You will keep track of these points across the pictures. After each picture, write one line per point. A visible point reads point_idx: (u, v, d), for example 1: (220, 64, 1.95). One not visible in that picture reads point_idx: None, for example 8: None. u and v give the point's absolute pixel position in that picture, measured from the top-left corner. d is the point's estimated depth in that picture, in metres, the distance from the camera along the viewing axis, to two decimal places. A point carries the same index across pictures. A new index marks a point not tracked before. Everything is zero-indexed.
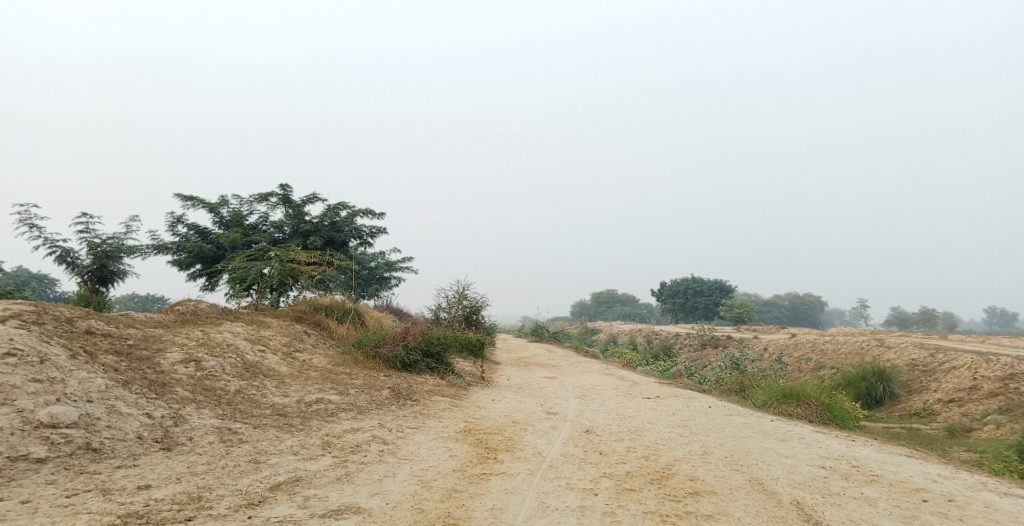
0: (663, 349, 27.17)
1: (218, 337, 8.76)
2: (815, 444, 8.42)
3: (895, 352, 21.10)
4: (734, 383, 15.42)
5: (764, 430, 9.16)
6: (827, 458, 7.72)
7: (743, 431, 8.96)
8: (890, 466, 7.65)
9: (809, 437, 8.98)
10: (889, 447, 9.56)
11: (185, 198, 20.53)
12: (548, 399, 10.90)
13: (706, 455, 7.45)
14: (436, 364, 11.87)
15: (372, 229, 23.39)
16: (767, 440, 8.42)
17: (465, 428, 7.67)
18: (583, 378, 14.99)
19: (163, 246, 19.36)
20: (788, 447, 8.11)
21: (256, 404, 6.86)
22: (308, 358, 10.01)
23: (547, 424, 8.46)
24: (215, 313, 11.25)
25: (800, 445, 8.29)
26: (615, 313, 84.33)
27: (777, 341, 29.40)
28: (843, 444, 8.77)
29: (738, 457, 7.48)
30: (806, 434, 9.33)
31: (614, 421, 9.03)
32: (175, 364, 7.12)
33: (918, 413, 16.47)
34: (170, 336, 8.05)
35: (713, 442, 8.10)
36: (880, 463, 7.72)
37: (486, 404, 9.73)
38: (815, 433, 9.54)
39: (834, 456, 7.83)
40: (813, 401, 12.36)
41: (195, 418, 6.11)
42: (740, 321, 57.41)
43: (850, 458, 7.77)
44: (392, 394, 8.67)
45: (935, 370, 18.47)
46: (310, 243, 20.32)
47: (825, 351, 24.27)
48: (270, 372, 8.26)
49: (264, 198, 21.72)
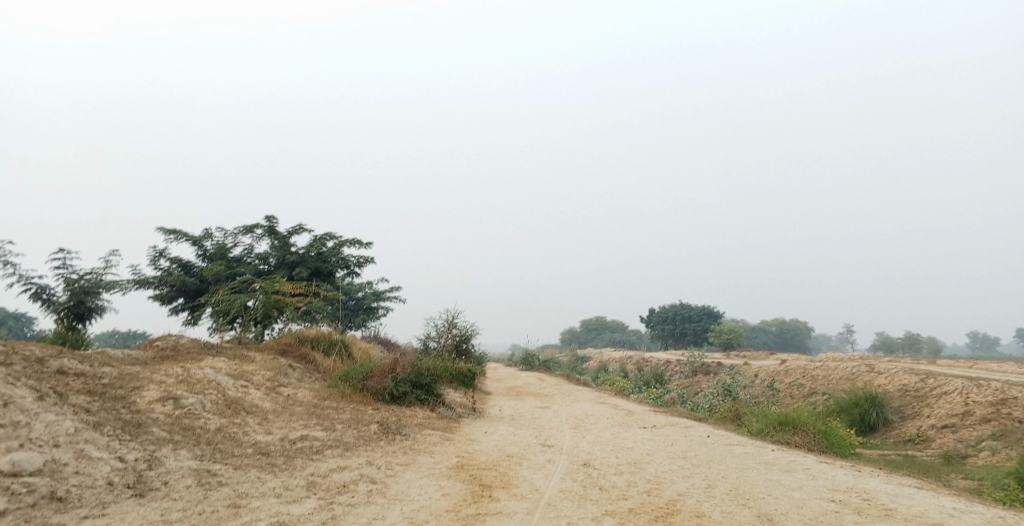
0: (654, 376, 26.91)
1: (199, 373, 8.42)
2: (821, 475, 8.17)
3: (885, 377, 21.00)
4: (728, 411, 15.18)
5: (767, 461, 8.91)
6: (835, 490, 7.47)
7: (745, 462, 8.70)
8: (899, 498, 7.42)
9: (813, 467, 8.74)
10: (890, 476, 9.35)
11: (168, 231, 20.19)
12: (541, 431, 10.60)
13: (710, 489, 7.18)
14: (425, 396, 11.55)
15: (359, 259, 23.12)
16: (769, 471, 8.18)
17: (458, 464, 7.35)
18: (576, 408, 14.69)
19: (144, 280, 18.95)
20: (793, 479, 7.86)
21: (238, 444, 6.53)
22: (293, 393, 9.67)
23: (542, 457, 8.16)
24: (197, 348, 10.89)
25: (804, 476, 8.05)
26: (604, 341, 84.01)
27: (768, 368, 29.24)
28: (847, 474, 8.54)
29: (743, 490, 7.22)
30: (808, 463, 9.09)
31: (612, 453, 8.74)
32: (152, 402, 6.78)
33: (913, 439, 16.28)
34: (148, 373, 7.71)
35: (715, 474, 7.84)
36: (890, 495, 7.49)
37: (478, 437, 9.41)
38: (817, 463, 9.30)
39: (841, 488, 7.59)
40: (810, 429, 12.14)
41: (172, 461, 5.78)
42: (729, 347, 57.34)
43: (858, 490, 7.53)
44: (381, 428, 8.35)
45: (926, 395, 18.35)
46: (296, 274, 19.99)
47: (816, 377, 24.13)
48: (253, 408, 7.92)
49: (249, 229, 21.43)
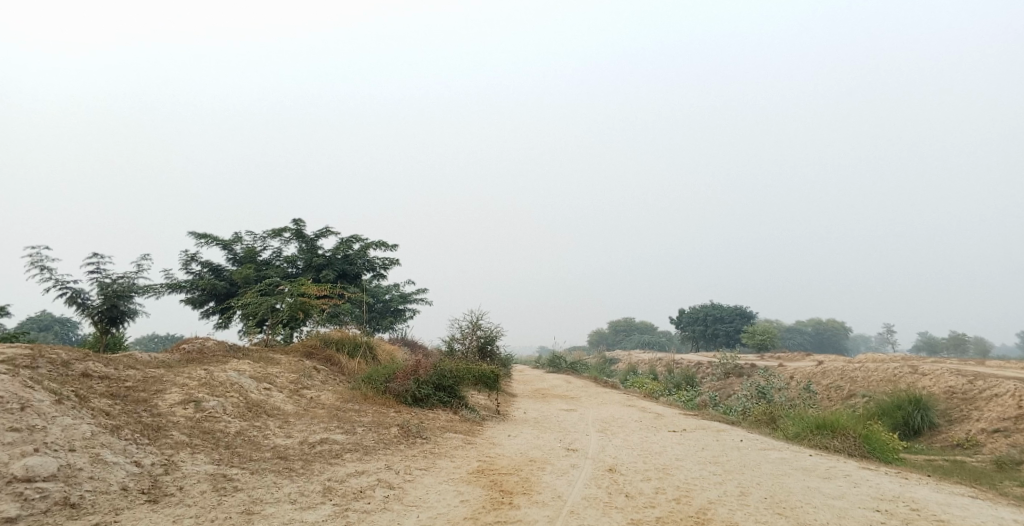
0: (685, 378, 26.42)
1: (221, 375, 8.42)
2: (864, 484, 7.79)
3: (930, 379, 20.20)
4: (762, 414, 14.74)
5: (805, 467, 8.54)
6: (879, 500, 7.10)
7: (780, 468, 8.36)
8: (950, 509, 7.01)
9: (854, 474, 8.35)
10: (938, 484, 8.90)
11: (198, 235, 20.50)
12: (567, 434, 10.39)
13: (743, 497, 6.88)
14: (449, 398, 11.44)
15: (386, 261, 23.17)
16: (808, 478, 7.83)
17: (479, 469, 7.19)
18: (604, 411, 14.41)
19: (176, 284, 19.25)
20: (833, 486, 7.51)
21: (257, 447, 6.47)
22: (315, 395, 9.63)
23: (567, 462, 7.94)
24: (222, 350, 10.93)
25: (846, 485, 7.68)
26: (634, 342, 83.16)
27: (804, 369, 28.47)
28: (891, 482, 8.13)
29: (778, 499, 6.90)
30: (849, 470, 8.70)
31: (640, 458, 8.48)
32: (174, 405, 6.78)
33: (962, 444, 15.63)
34: (171, 375, 7.73)
35: (749, 481, 7.53)
36: (941, 506, 7.08)
37: (502, 441, 9.24)
38: (861, 470, 8.89)
39: (886, 498, 7.21)
40: (851, 433, 11.69)
41: (189, 465, 5.74)
42: (763, 348, 56.16)
43: (904, 500, 7.14)
44: (402, 432, 8.23)
45: (975, 398, 17.59)
46: (324, 276, 20.11)
47: (855, 379, 23.37)
48: (274, 411, 7.88)
49: (278, 233, 21.64)
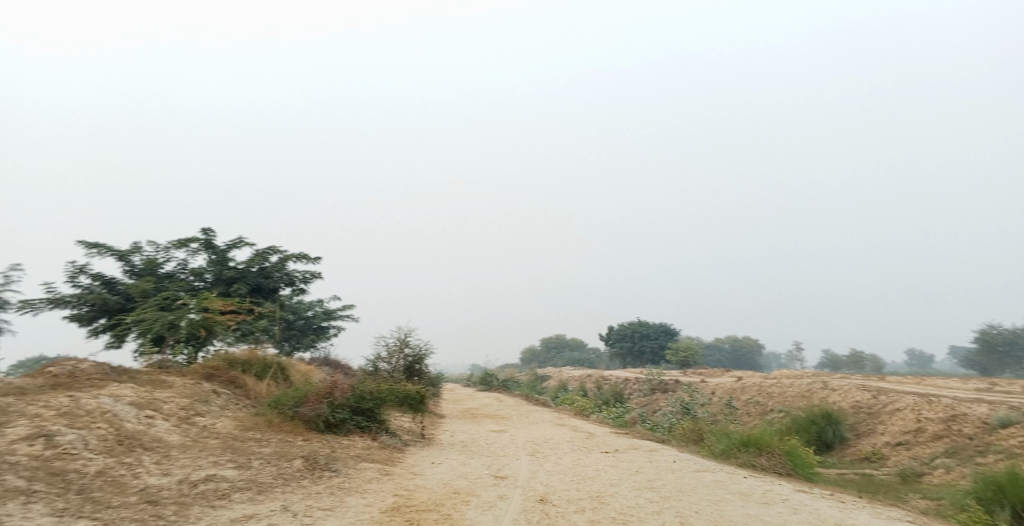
0: (614, 395, 26.23)
1: (90, 402, 7.22)
2: (806, 509, 7.43)
3: (839, 394, 20.74)
4: (688, 431, 14.50)
5: (742, 491, 8.13)
6: None
7: (718, 492, 7.91)
8: None
9: (792, 498, 7.99)
10: (872, 507, 8.69)
11: (89, 244, 18.59)
12: (495, 459, 9.65)
13: None
14: (367, 423, 10.48)
15: (306, 275, 21.78)
16: (748, 504, 7.42)
17: (393, 505, 6.33)
18: (533, 432, 13.78)
19: (61, 299, 17.34)
20: (774, 513, 7.10)
21: (120, 491, 5.40)
22: (210, 423, 8.49)
23: (493, 494, 7.19)
24: (100, 373, 9.59)
25: (786, 510, 7.30)
26: (563, 359, 83.51)
27: (725, 385, 28.84)
28: (831, 507, 7.82)
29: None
30: (783, 493, 8.38)
31: (572, 485, 7.84)
32: (16, 443, 5.65)
33: (868, 457, 15.93)
34: (22, 406, 6.52)
35: (687, 509, 7.03)
36: None
37: (422, 470, 8.38)
38: (796, 493, 8.58)
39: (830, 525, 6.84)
40: (776, 450, 11.50)
41: (19, 518, 4.61)
42: (686, 364, 57.39)
43: None
44: (307, 464, 7.25)
45: (880, 412, 18.06)
46: (234, 291, 18.57)
47: (772, 394, 23.82)
48: (153, 443, 6.75)
49: (183, 243, 19.95)
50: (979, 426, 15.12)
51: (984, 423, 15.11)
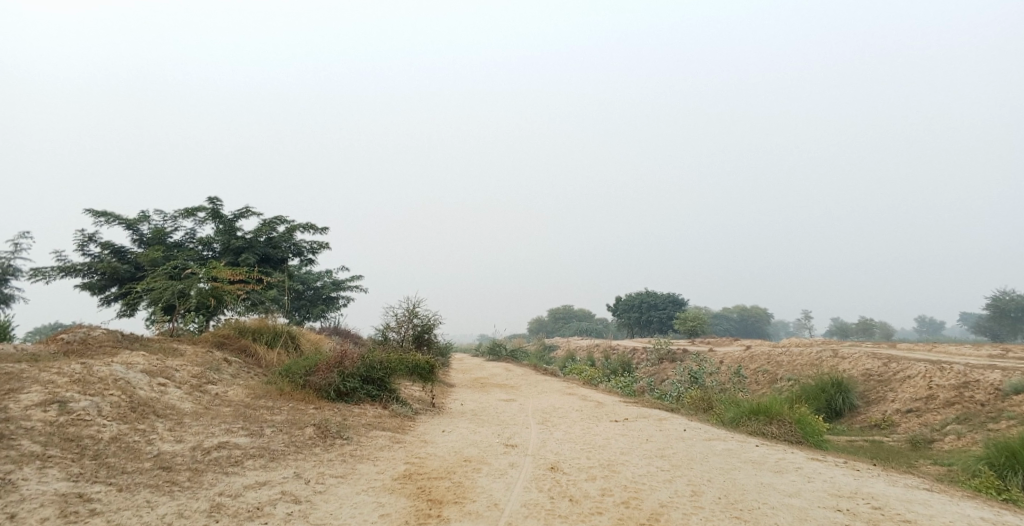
0: (622, 364, 26.32)
1: (103, 370, 7.26)
2: (819, 478, 7.42)
3: (849, 362, 20.69)
4: (697, 399, 14.51)
5: (755, 460, 8.13)
6: (838, 496, 6.73)
7: (729, 461, 7.92)
8: (909, 506, 6.70)
9: (805, 467, 7.99)
10: (885, 475, 8.68)
11: (97, 214, 18.61)
12: (505, 428, 9.69)
13: (696, 497, 6.36)
14: (377, 392, 10.53)
15: (314, 244, 21.76)
16: (760, 473, 7.42)
17: (404, 473, 6.36)
18: (543, 400, 13.83)
19: (71, 268, 17.42)
20: (786, 482, 7.10)
21: (134, 457, 5.44)
22: (222, 391, 8.55)
23: (504, 462, 7.21)
24: (112, 342, 9.65)
25: (799, 479, 7.30)
26: (571, 329, 83.85)
27: (733, 354, 28.87)
28: (845, 475, 7.81)
29: (734, 499, 6.40)
30: (795, 461, 8.38)
31: (583, 453, 7.85)
32: (30, 409, 5.72)
33: (878, 424, 15.93)
34: (35, 374, 6.57)
35: (699, 477, 7.04)
36: (902, 503, 6.76)
37: (433, 438, 8.42)
38: (808, 461, 8.57)
39: (846, 495, 6.82)
40: (786, 418, 11.49)
41: (34, 484, 4.64)
42: (694, 334, 57.47)
43: (864, 496, 6.79)
44: (319, 432, 7.28)
45: (890, 379, 18.02)
46: (242, 260, 18.59)
47: (781, 362, 23.81)
48: (166, 410, 6.79)
49: (191, 213, 19.94)
50: (992, 392, 15.06)
51: (997, 390, 15.04)
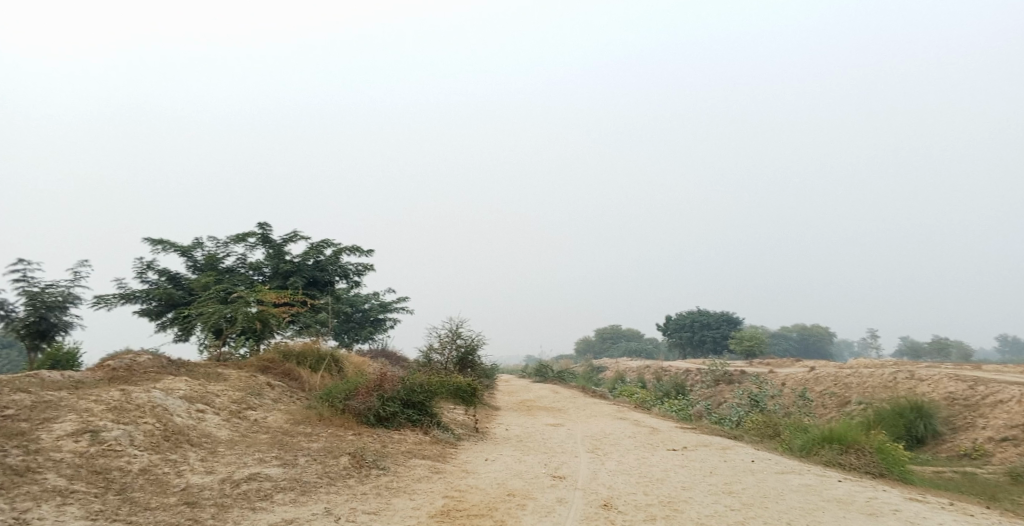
0: (675, 386, 25.33)
1: (141, 395, 7.13)
2: (920, 523, 6.59)
3: (929, 384, 19.27)
4: (762, 425, 13.61)
5: (839, 499, 7.33)
6: None
7: (810, 500, 7.18)
8: None
9: (904, 510, 7.14)
10: (993, 518, 7.72)
11: (154, 241, 19.09)
12: (553, 456, 9.15)
13: None
14: (418, 416, 10.16)
15: (360, 267, 21.77)
16: (848, 516, 6.66)
17: (442, 509, 5.91)
18: (592, 426, 13.21)
19: (129, 294, 17.86)
20: None
21: (160, 491, 5.19)
22: (261, 417, 8.33)
23: (553, 497, 6.69)
24: (156, 366, 9.61)
25: (898, 525, 6.50)
26: (619, 350, 82.30)
27: (795, 375, 27.42)
28: (954, 521, 6.93)
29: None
30: (889, 501, 7.51)
31: (639, 488, 7.24)
32: (62, 439, 5.57)
33: (968, 454, 14.65)
34: (72, 401, 6.47)
35: (777, 520, 6.35)
36: None
37: (475, 468, 7.96)
38: (901, 501, 7.70)
39: None
40: (867, 448, 10.55)
41: (50, 523, 4.41)
42: (751, 354, 55.38)
43: None
44: (354, 461, 6.92)
45: (979, 404, 16.62)
46: (291, 284, 18.67)
47: (849, 384, 22.43)
48: (200, 439, 6.56)
49: (242, 238, 20.25)
50: None
51: None
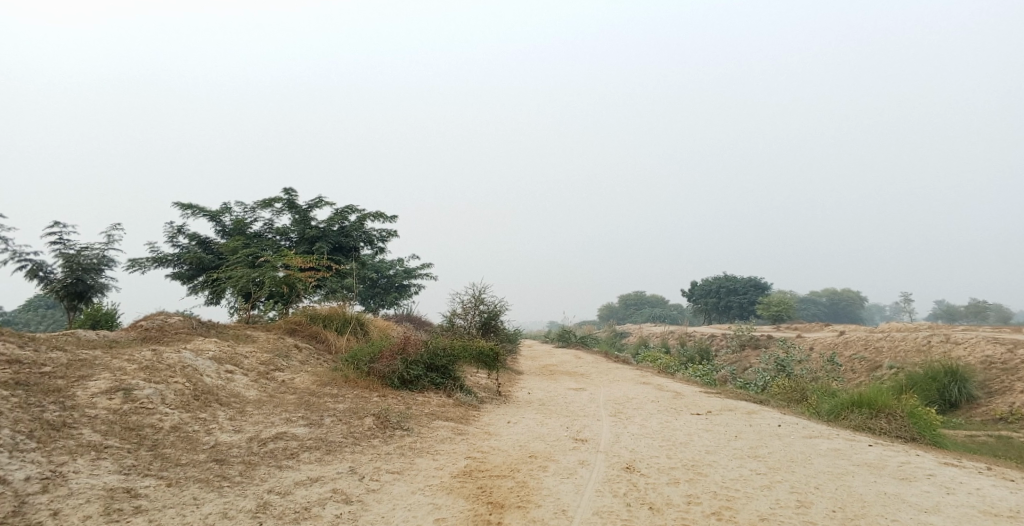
0: (700, 351, 25.21)
1: (172, 356, 7.28)
2: (955, 489, 6.48)
3: (965, 348, 18.87)
4: (789, 389, 13.48)
5: (867, 465, 7.24)
6: (985, 515, 5.82)
7: (839, 464, 7.11)
8: None
9: (939, 475, 7.03)
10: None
11: (184, 206, 19.38)
12: (576, 419, 9.19)
13: (805, 509, 5.66)
14: (442, 379, 10.26)
15: (385, 233, 21.86)
16: (879, 481, 6.58)
17: (465, 470, 5.97)
18: (616, 390, 13.22)
19: (161, 258, 18.23)
20: (918, 494, 6.24)
21: (190, 448, 5.32)
22: (288, 378, 8.48)
23: (576, 459, 6.72)
24: (187, 328, 9.82)
25: (932, 491, 6.40)
26: (644, 315, 82.07)
27: (824, 340, 27.08)
28: (992, 487, 6.80)
29: (850, 514, 5.65)
30: (922, 467, 7.39)
31: (662, 451, 7.24)
32: (96, 396, 5.72)
33: (1004, 418, 14.37)
34: (106, 361, 6.64)
35: (804, 485, 6.30)
36: None
37: (499, 430, 8.02)
38: (933, 465, 7.58)
39: (997, 514, 5.89)
40: (898, 412, 10.38)
41: (85, 476, 4.56)
42: (779, 320, 54.82)
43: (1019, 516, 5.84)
44: (378, 422, 7.01)
45: (1017, 368, 16.23)
46: (317, 249, 18.86)
47: (880, 349, 22.08)
48: (229, 398, 6.70)
49: (269, 204, 20.43)
50: None
51: None
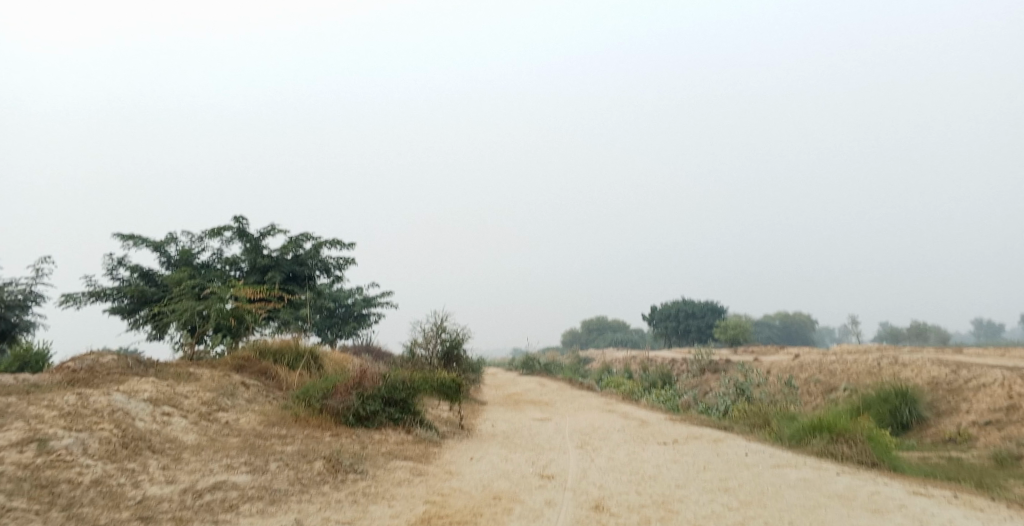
0: (661, 376, 25.14)
1: (100, 399, 6.67)
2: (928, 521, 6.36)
3: (912, 370, 19.26)
4: (750, 414, 13.40)
5: (840, 496, 7.08)
6: None
7: (810, 496, 6.93)
8: None
9: (909, 505, 6.91)
10: (991, 508, 7.53)
11: (125, 237, 18.47)
12: (540, 454, 8.82)
13: None
14: (401, 415, 9.80)
15: (341, 261, 21.24)
16: (852, 514, 6.41)
17: (422, 517, 5.55)
18: (581, 420, 12.91)
19: (100, 292, 17.28)
20: None
21: (113, 505, 4.80)
22: (233, 419, 7.91)
23: (541, 499, 6.36)
24: (122, 367, 9.12)
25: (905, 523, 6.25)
26: (605, 341, 82.32)
27: (780, 363, 27.42)
28: (962, 517, 6.71)
29: None
30: (894, 497, 7.28)
31: (631, 487, 6.93)
32: (5, 449, 5.14)
33: (954, 438, 14.57)
34: (21, 408, 6.00)
35: (778, 520, 6.08)
36: None
37: (460, 468, 7.60)
38: (900, 494, 7.46)
39: None
40: (858, 437, 10.34)
41: None
42: (735, 343, 55.59)
43: None
44: (329, 465, 6.52)
45: (962, 388, 16.58)
46: (268, 279, 18.15)
47: (833, 371, 22.40)
48: (163, 445, 6.13)
49: (217, 233, 19.66)
50: None
51: None
